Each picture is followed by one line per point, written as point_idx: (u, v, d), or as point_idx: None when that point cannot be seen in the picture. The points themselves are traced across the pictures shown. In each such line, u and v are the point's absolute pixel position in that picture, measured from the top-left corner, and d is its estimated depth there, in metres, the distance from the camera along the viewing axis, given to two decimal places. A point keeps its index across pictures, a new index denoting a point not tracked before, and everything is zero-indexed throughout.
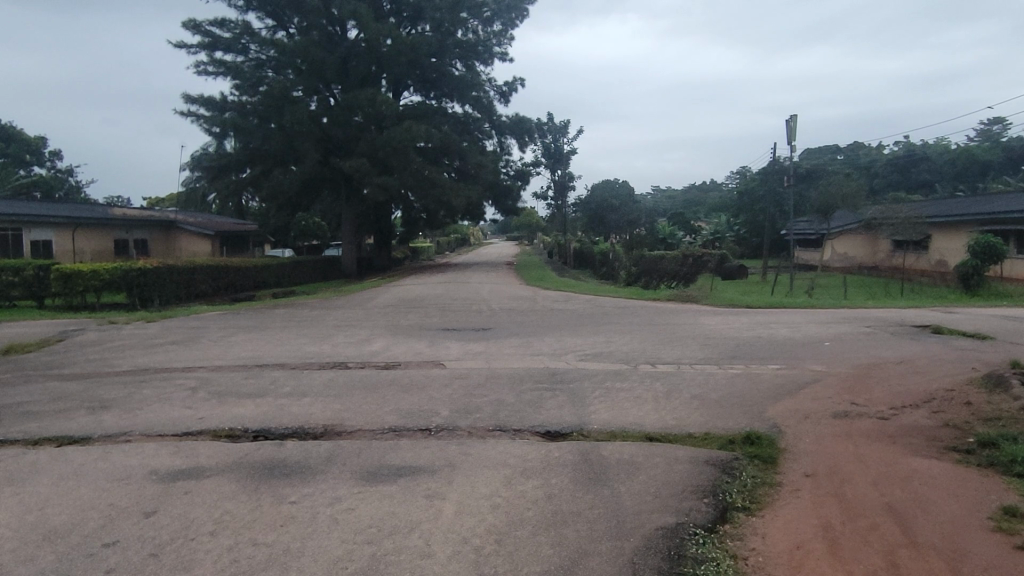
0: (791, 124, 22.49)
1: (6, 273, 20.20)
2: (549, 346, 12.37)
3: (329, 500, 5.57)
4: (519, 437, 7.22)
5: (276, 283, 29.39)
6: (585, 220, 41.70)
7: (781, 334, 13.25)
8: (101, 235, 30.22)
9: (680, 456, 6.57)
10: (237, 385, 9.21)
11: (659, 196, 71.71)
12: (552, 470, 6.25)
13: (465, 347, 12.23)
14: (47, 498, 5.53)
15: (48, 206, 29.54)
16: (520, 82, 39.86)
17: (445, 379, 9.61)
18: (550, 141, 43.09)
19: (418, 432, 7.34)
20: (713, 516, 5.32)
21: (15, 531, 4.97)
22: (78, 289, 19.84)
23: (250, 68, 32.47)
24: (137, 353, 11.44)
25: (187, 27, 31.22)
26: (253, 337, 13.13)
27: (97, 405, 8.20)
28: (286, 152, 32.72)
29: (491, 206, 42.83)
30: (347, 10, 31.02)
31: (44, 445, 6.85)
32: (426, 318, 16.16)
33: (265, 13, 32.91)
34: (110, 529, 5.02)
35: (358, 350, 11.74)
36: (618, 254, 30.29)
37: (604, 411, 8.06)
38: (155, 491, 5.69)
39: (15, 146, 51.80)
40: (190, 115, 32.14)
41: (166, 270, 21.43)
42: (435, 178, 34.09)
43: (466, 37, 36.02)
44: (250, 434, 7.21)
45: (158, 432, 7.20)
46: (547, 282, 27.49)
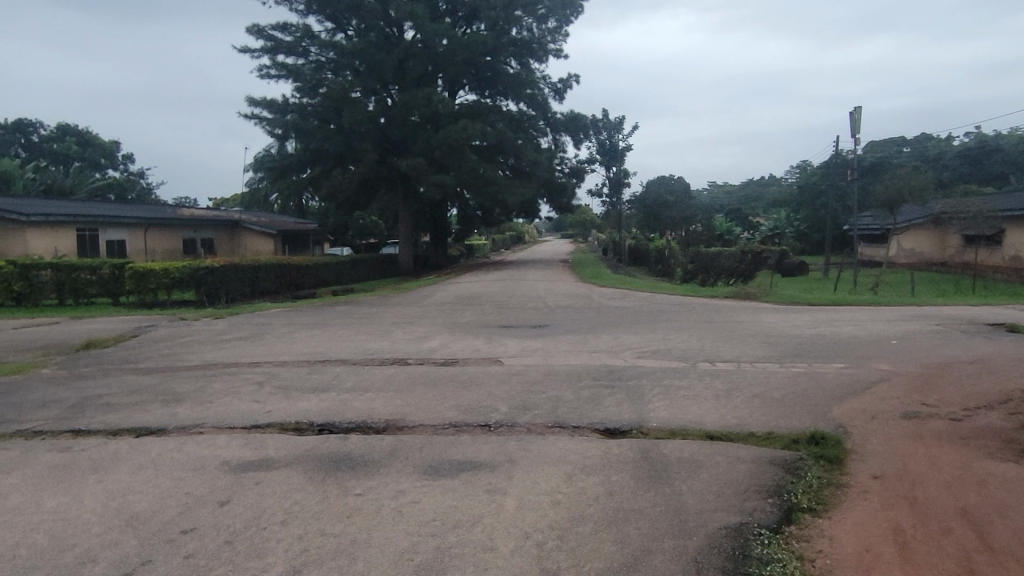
0: (855, 116, 21.84)
1: (84, 271, 21.17)
2: (606, 343, 12.33)
3: (393, 493, 5.69)
4: (578, 434, 7.23)
5: (336, 280, 30.05)
6: (641, 217, 41.24)
7: (845, 332, 12.89)
8: (169, 235, 31.41)
9: (743, 455, 6.47)
10: (301, 380, 9.48)
11: (716, 191, 70.61)
12: (612, 467, 6.24)
13: (522, 344, 12.29)
14: (129, 485, 5.83)
15: (122, 207, 30.80)
16: (574, 79, 39.73)
17: (503, 376, 9.67)
18: (605, 138, 42.57)
19: (477, 427, 7.42)
20: (778, 516, 5.22)
21: (101, 517, 5.23)
22: (149, 287, 20.65)
23: (311, 70, 33.14)
24: (207, 348, 11.88)
25: (250, 32, 32.06)
26: (315, 334, 13.46)
27: (171, 398, 8.55)
28: (345, 152, 33.39)
29: (545, 203, 42.78)
30: (403, 11, 31.34)
31: (123, 436, 7.17)
32: (483, 316, 16.24)
33: (324, 17, 33.53)
34: (188, 517, 5.23)
35: (417, 347, 11.91)
36: (675, 251, 29.85)
37: (663, 409, 8.00)
38: (228, 481, 5.91)
39: (91, 150, 54.48)
40: (254, 117, 33.05)
41: (232, 270, 22.14)
42: (490, 176, 34.26)
43: (520, 35, 36.15)
44: (316, 427, 7.42)
45: (229, 425, 7.46)
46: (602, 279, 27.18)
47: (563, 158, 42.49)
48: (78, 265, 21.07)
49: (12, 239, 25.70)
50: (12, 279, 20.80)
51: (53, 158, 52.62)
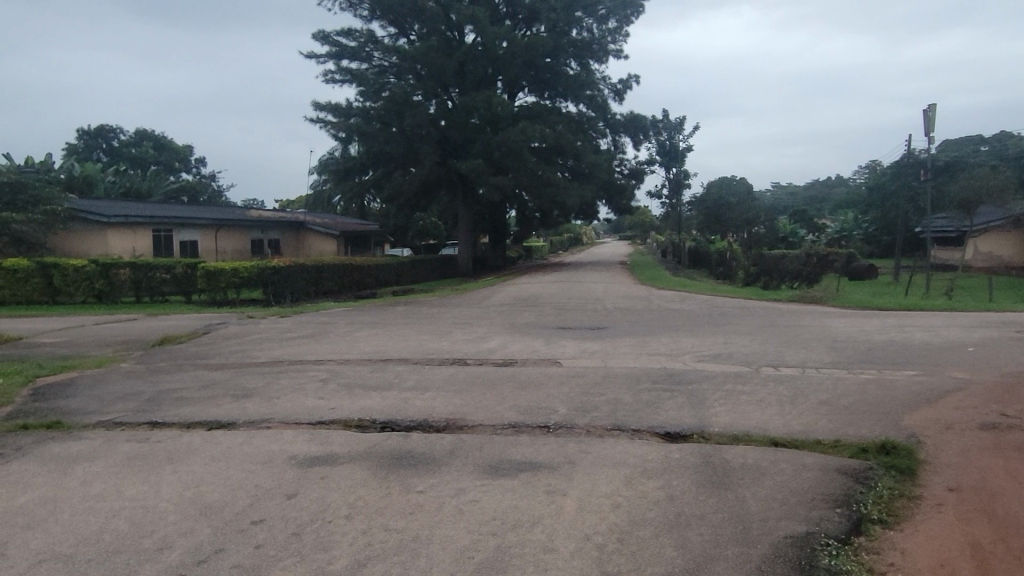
0: (929, 114, 21.03)
1: (159, 270, 22.11)
2: (666, 346, 12.19)
3: (453, 491, 5.75)
4: (637, 437, 7.17)
5: (396, 281, 30.52)
6: (702, 218, 40.58)
7: (917, 338, 12.43)
8: (238, 236, 32.53)
9: (808, 463, 6.31)
10: (363, 378, 9.68)
11: (779, 192, 68.99)
12: (673, 471, 6.17)
13: (581, 345, 12.27)
14: (203, 475, 6.06)
15: (195, 209, 32.01)
16: (634, 79, 39.43)
17: (562, 377, 9.67)
18: (665, 138, 41.91)
19: (537, 428, 7.44)
20: (847, 526, 5.07)
21: (178, 505, 5.45)
22: (220, 286, 21.51)
23: (374, 74, 33.76)
24: (274, 346, 12.24)
25: (316, 38, 32.89)
26: (377, 333, 13.72)
27: (241, 393, 8.84)
28: (406, 154, 33.91)
29: (604, 205, 42.53)
30: (465, 15, 31.67)
31: (196, 428, 7.46)
32: (541, 317, 16.26)
33: (387, 22, 34.15)
34: (258, 508, 5.40)
35: (476, 348, 12.01)
36: (737, 253, 29.31)
37: (725, 413, 7.88)
38: (296, 474, 6.09)
39: (166, 154, 56.84)
40: (319, 121, 33.88)
41: (298, 269, 22.77)
42: (549, 178, 34.21)
43: (581, 36, 36.03)
44: (378, 424, 7.57)
45: (295, 421, 7.67)
46: (660, 279, 27.96)
47: (623, 159, 42.24)
48: (154, 264, 22.02)
49: (94, 239, 27.06)
50: (94, 277, 21.90)
51: (131, 162, 55.18)
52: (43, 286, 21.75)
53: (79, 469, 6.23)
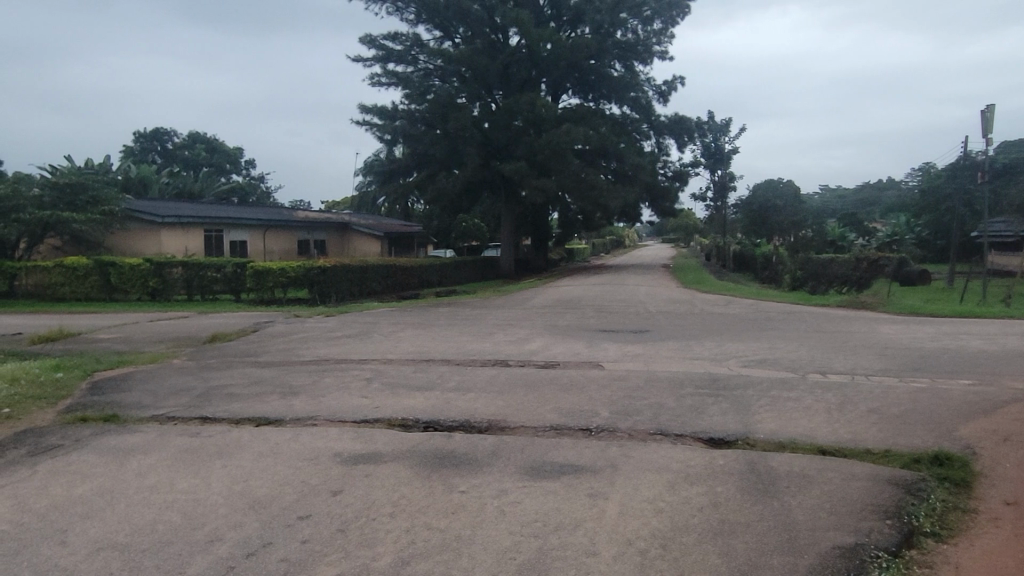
0: (987, 114, 20.34)
1: (210, 269, 22.66)
2: (710, 350, 12.04)
3: (496, 492, 5.78)
4: (681, 442, 7.10)
5: (439, 283, 30.72)
6: (747, 221, 39.97)
7: (973, 346, 12.02)
8: (285, 236, 33.16)
9: (858, 473, 6.17)
10: (407, 378, 9.77)
11: (828, 194, 67.47)
12: (718, 478, 6.09)
13: (623, 349, 12.18)
14: (252, 470, 6.20)
15: (244, 210, 32.79)
16: (679, 81, 39.05)
17: (604, 381, 9.63)
18: (710, 141, 41.33)
19: (578, 431, 7.42)
20: (898, 538, 4.94)
21: (227, 499, 5.59)
22: (268, 285, 22.00)
23: (419, 77, 34.11)
24: (320, 344, 12.46)
25: (364, 42, 33.37)
26: (420, 334, 13.84)
27: (287, 391, 9.01)
28: (450, 157, 34.15)
29: (648, 207, 42.18)
30: (509, 18, 31.80)
31: (244, 424, 7.63)
32: (583, 320, 16.20)
33: (433, 25, 34.47)
34: (305, 504, 5.50)
35: (518, 349, 12.03)
36: (783, 257, 28.82)
37: (771, 420, 7.75)
38: (341, 472, 6.19)
39: (218, 156, 58.44)
40: (365, 124, 34.34)
41: (342, 270, 23.11)
42: (593, 181, 34.04)
43: (625, 38, 35.84)
44: (421, 424, 7.64)
45: (340, 419, 7.79)
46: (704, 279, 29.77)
47: (667, 162, 41.82)
48: (205, 264, 22.59)
49: (148, 238, 27.88)
50: (149, 276, 22.58)
51: (184, 164, 56.82)
52: (100, 284, 22.60)
53: (134, 461, 6.43)
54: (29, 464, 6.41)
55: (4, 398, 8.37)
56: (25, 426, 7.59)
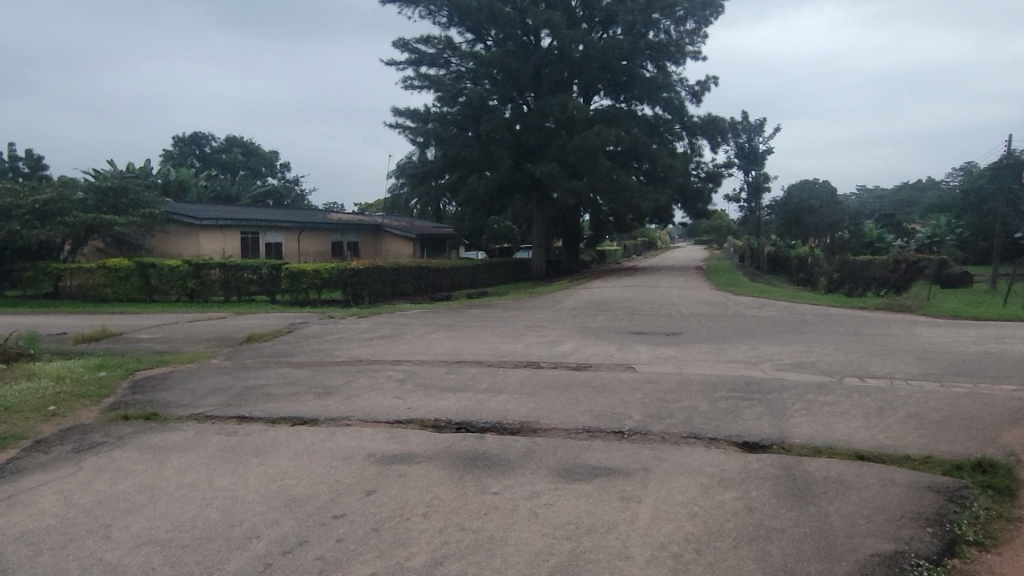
0: None
1: (246, 271, 23.05)
2: (744, 353, 11.91)
3: (528, 493, 5.79)
4: (714, 445, 7.04)
5: (471, 284, 30.84)
6: (782, 222, 39.40)
7: (1017, 351, 11.70)
8: (320, 238, 33.61)
9: (897, 479, 6.05)
10: (439, 379, 9.84)
11: (866, 194, 66.26)
12: (752, 482, 6.03)
13: (655, 351, 12.11)
14: (288, 469, 6.30)
15: (280, 212, 33.30)
16: (713, 81, 38.69)
17: (637, 383, 9.58)
18: (744, 141, 40.84)
19: (611, 433, 7.40)
20: (939, 547, 4.83)
21: (264, 497, 5.68)
22: (302, 287, 22.29)
23: (452, 80, 34.30)
24: (353, 345, 12.61)
25: (397, 46, 33.66)
26: (451, 335, 13.93)
27: (322, 391, 9.14)
28: (482, 159, 34.27)
29: (680, 208, 41.86)
30: (541, 19, 31.85)
31: (281, 423, 7.76)
32: (615, 322, 16.13)
33: (465, 28, 34.65)
34: (339, 503, 5.58)
35: (550, 351, 12.04)
36: (819, 259, 28.34)
37: (806, 424, 7.64)
38: (375, 471, 6.26)
39: (254, 160, 59.54)
40: (398, 127, 34.62)
41: (375, 271, 23.33)
42: (624, 182, 33.87)
43: (658, 38, 35.63)
44: (454, 425, 7.69)
45: (374, 419, 7.88)
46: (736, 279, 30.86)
47: (700, 163, 41.44)
48: (242, 265, 22.99)
49: (187, 241, 28.44)
50: (187, 277, 23.04)
51: (221, 167, 57.89)
52: (141, 285, 23.18)
53: (174, 458, 6.58)
54: (73, 461, 6.59)
55: (50, 396, 8.63)
56: (70, 423, 7.79)
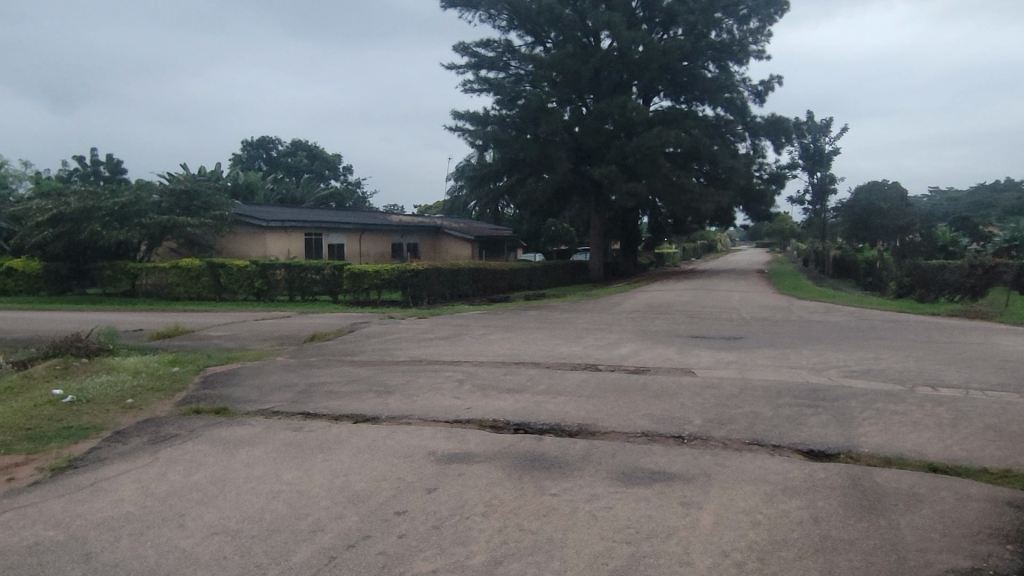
0: None
1: (310, 271, 23.63)
2: (808, 359, 11.61)
3: (587, 496, 5.77)
4: (778, 453, 6.89)
5: (528, 286, 30.94)
6: (849, 225, 38.22)
7: None
8: (380, 240, 34.21)
9: (973, 493, 5.80)
10: (497, 380, 9.90)
11: (939, 195, 63.66)
12: (818, 492, 5.86)
13: (716, 355, 11.92)
14: (351, 465, 6.44)
15: (342, 214, 34.07)
16: (777, 80, 37.82)
17: (697, 388, 9.43)
18: (810, 141, 39.68)
19: (671, 438, 7.31)
20: (1021, 566, 4.60)
21: (328, 492, 5.81)
22: (364, 287, 22.72)
23: (511, 83, 34.49)
24: (413, 345, 12.80)
25: (457, 50, 34.03)
26: (510, 336, 14.00)
27: (383, 390, 9.30)
28: (540, 161, 34.33)
29: (741, 211, 41.05)
30: (601, 21, 31.74)
31: (343, 421, 7.94)
32: (675, 325, 15.92)
33: (524, 31, 34.78)
34: (400, 500, 5.67)
35: (608, 354, 11.97)
36: (888, 263, 27.41)
37: (875, 433, 7.40)
38: (435, 470, 6.34)
39: (318, 163, 61.04)
40: (457, 130, 34.96)
41: (435, 272, 23.57)
42: (684, 184, 33.43)
43: (720, 38, 35.01)
44: (512, 426, 7.72)
45: (433, 418, 7.98)
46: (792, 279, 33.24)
47: (763, 164, 40.55)
48: (306, 266, 23.58)
49: (253, 242, 29.35)
50: (254, 276, 23.81)
51: (288, 170, 59.57)
52: (211, 284, 24.08)
53: (243, 452, 6.81)
54: (150, 451, 6.89)
55: (127, 389, 9.04)
56: (146, 415, 8.15)
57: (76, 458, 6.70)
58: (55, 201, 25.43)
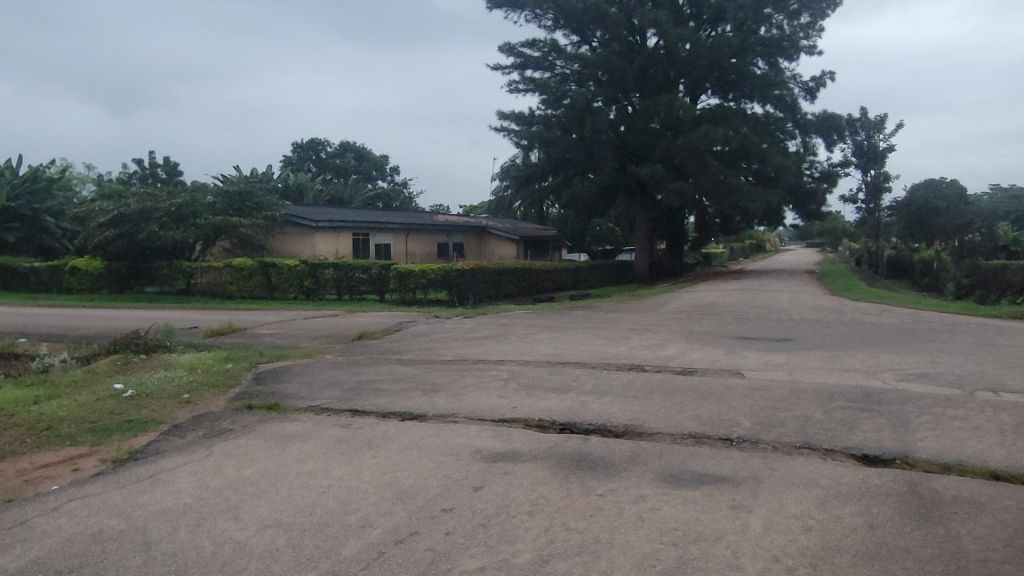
0: None
1: (357, 271, 23.92)
2: (862, 361, 11.32)
3: (634, 497, 5.74)
4: (830, 457, 6.74)
5: (573, 285, 30.87)
6: (905, 224, 37.12)
7: None
8: (426, 240, 34.51)
9: None
10: (543, 379, 9.90)
11: (1001, 192, 61.26)
12: (872, 498, 5.71)
13: (765, 357, 11.72)
14: (398, 462, 6.52)
15: (389, 214, 34.52)
16: (829, 76, 36.91)
17: (746, 389, 9.28)
18: (863, 139, 38.39)
19: (719, 440, 7.21)
20: None
21: (376, 488, 5.90)
22: (410, 286, 22.94)
23: (557, 83, 34.42)
24: (458, 344, 12.88)
25: (503, 50, 34.11)
26: (555, 336, 13.99)
27: (430, 388, 9.39)
28: (586, 161, 34.19)
29: (792, 210, 40.22)
30: (647, 19, 31.47)
31: (391, 418, 8.05)
32: (722, 326, 15.71)
33: (570, 30, 34.68)
34: (447, 497, 5.72)
35: (654, 354, 11.87)
36: (946, 263, 26.50)
37: (932, 439, 7.17)
38: (481, 468, 6.37)
39: (365, 164, 62.02)
40: (503, 130, 35.07)
41: (480, 271, 23.67)
42: (732, 182, 32.89)
43: (770, 33, 34.39)
44: (558, 426, 7.72)
45: (479, 417, 8.03)
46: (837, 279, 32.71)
47: (814, 162, 39.65)
48: (353, 265, 23.87)
49: (304, 242, 29.94)
50: (304, 276, 24.34)
51: (336, 171, 60.68)
52: (262, 283, 24.67)
53: (295, 447, 6.96)
54: (207, 445, 7.09)
55: (183, 385, 9.33)
56: (202, 410, 8.39)
57: (137, 451, 6.94)
58: (116, 202, 26.39)
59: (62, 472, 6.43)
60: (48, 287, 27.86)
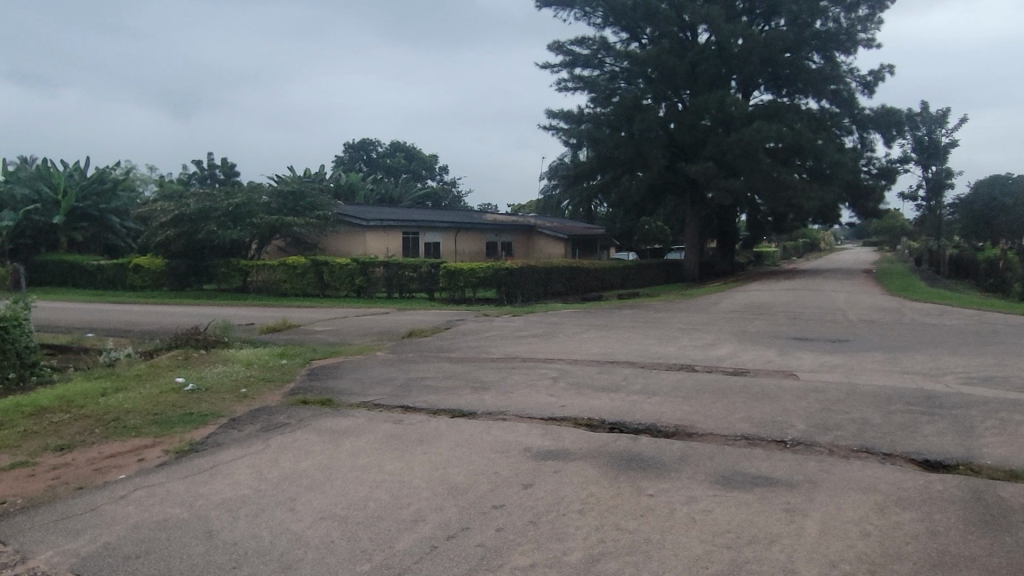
0: None
1: (408, 269, 24.15)
2: (922, 363, 10.96)
3: (685, 498, 5.69)
4: (890, 462, 6.55)
5: (621, 284, 30.69)
6: (968, 222, 35.87)
7: None
8: (473, 239, 34.69)
9: None
10: (592, 378, 9.87)
11: None
12: (935, 504, 5.53)
13: (820, 358, 11.46)
14: (448, 459, 6.58)
15: (438, 213, 34.83)
16: (888, 70, 35.86)
17: (800, 391, 9.10)
18: (924, 133, 37.49)
19: (773, 442, 7.08)
20: None
21: (428, 484, 5.97)
22: (459, 284, 23.12)
23: (606, 81, 34.24)
24: (506, 343, 12.94)
25: (552, 49, 34.09)
26: (603, 335, 13.92)
27: (479, 386, 9.44)
28: (634, 159, 33.91)
29: (848, 208, 39.20)
30: (699, 14, 31.03)
31: (441, 415, 8.13)
32: (775, 326, 15.39)
33: (620, 27, 34.45)
34: (498, 494, 5.75)
35: (705, 354, 11.71)
36: (1012, 261, 25.50)
37: (998, 445, 6.91)
38: (531, 466, 6.39)
39: (415, 164, 62.69)
40: (551, 129, 35.07)
41: (528, 270, 23.71)
42: (786, 180, 32.17)
43: (826, 27, 33.62)
44: (607, 425, 7.69)
45: (528, 415, 8.05)
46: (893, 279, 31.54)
47: (871, 158, 38.56)
48: (404, 263, 24.11)
49: (355, 241, 30.44)
50: (356, 274, 24.75)
51: (387, 171, 61.56)
52: (315, 281, 25.17)
53: (348, 442, 7.09)
54: (263, 438, 7.29)
55: (241, 379, 9.61)
56: (258, 404, 8.62)
57: (198, 443, 7.17)
58: (177, 202, 27.26)
59: (128, 461, 6.69)
60: (114, 284, 28.97)
